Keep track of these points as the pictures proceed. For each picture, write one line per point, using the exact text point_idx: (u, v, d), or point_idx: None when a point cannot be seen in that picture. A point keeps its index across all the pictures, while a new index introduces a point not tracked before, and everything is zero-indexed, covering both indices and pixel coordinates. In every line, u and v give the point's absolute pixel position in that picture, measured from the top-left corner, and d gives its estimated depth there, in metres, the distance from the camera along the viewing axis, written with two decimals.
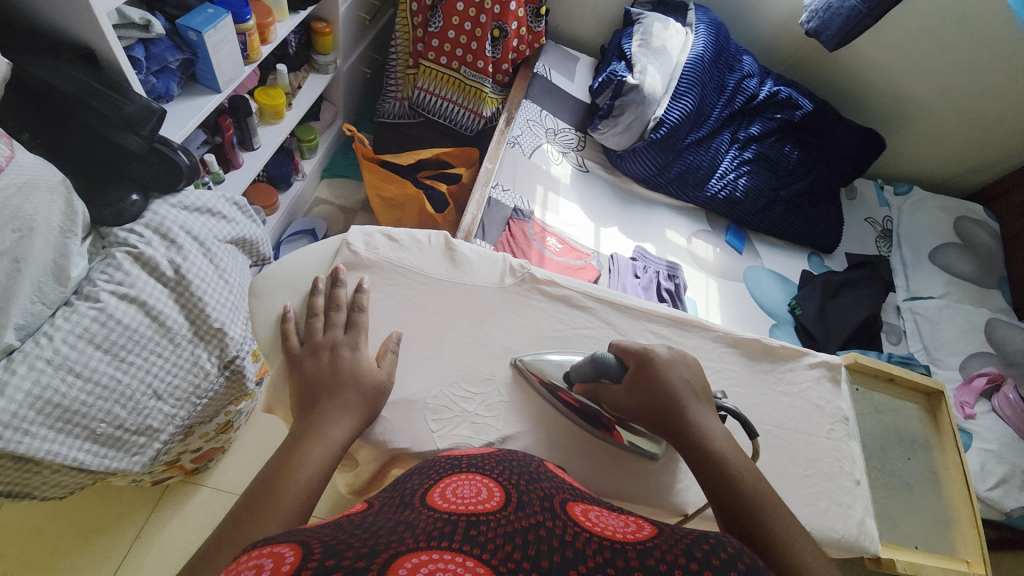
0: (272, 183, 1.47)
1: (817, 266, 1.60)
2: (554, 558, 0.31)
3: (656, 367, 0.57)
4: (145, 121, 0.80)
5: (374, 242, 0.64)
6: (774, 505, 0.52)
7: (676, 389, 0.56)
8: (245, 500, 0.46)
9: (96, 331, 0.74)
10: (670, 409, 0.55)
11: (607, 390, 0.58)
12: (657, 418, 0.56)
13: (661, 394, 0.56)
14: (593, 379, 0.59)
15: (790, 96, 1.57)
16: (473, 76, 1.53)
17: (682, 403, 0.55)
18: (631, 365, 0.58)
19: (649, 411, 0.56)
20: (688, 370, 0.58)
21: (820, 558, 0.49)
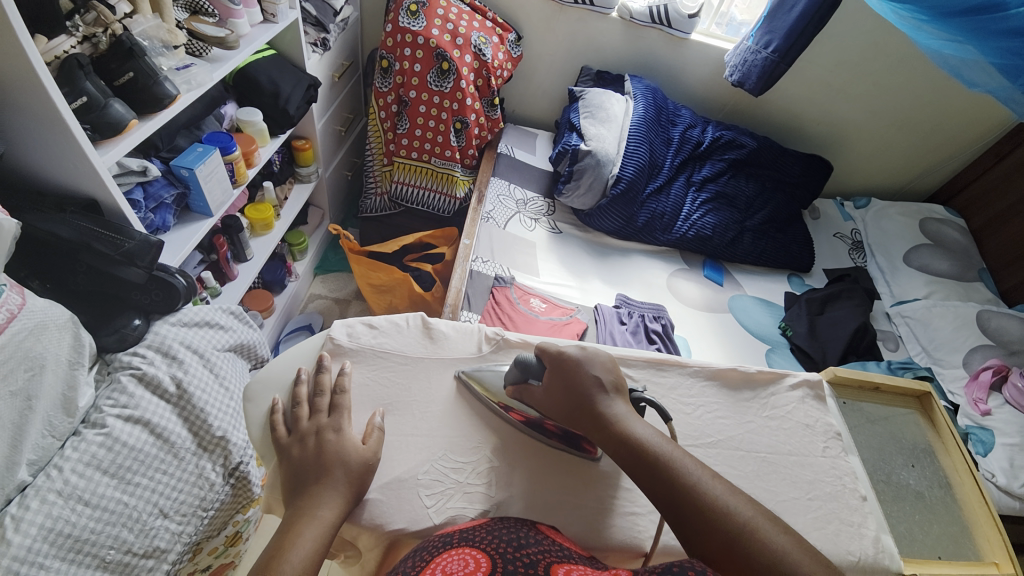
0: (267, 288, 1.56)
1: (799, 286, 1.66)
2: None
3: (568, 367, 0.62)
4: (144, 254, 0.87)
5: (356, 331, 0.69)
6: (708, 479, 0.54)
7: (587, 384, 0.61)
8: None
9: (103, 457, 0.77)
10: (580, 402, 0.60)
11: (534, 393, 0.64)
12: (574, 415, 0.60)
13: (576, 393, 0.61)
14: (521, 381, 0.64)
15: (732, 138, 1.72)
16: (443, 164, 1.67)
17: (585, 393, 0.60)
18: (549, 364, 0.64)
19: (566, 408, 0.61)
20: (601, 366, 0.63)
21: (758, 515, 0.51)
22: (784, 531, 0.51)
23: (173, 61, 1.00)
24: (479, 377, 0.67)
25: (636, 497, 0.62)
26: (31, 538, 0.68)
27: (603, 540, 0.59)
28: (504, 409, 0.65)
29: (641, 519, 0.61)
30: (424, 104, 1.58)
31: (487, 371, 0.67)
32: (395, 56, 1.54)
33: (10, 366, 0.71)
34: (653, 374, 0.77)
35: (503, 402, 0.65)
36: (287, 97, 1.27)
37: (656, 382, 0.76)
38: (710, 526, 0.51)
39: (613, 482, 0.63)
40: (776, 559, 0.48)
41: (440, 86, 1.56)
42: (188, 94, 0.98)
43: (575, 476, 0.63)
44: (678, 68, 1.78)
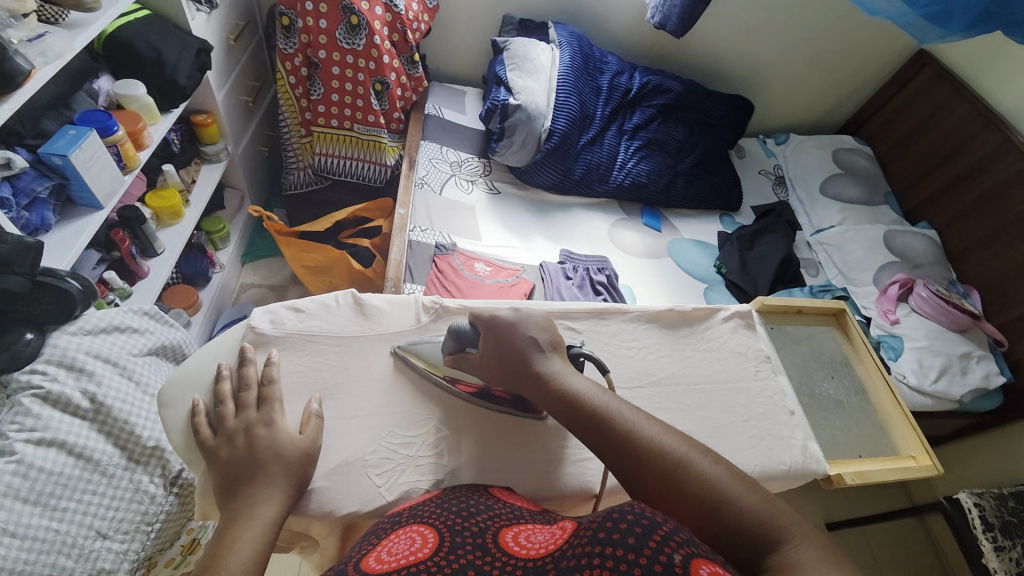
0: (188, 283, 1.43)
1: (730, 224, 1.74)
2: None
3: (502, 329, 0.62)
4: (21, 258, 0.76)
5: (280, 318, 0.65)
6: (642, 421, 0.55)
7: (521, 345, 0.61)
8: None
9: (20, 485, 0.71)
10: (515, 364, 0.60)
11: (471, 359, 0.63)
12: (512, 377, 0.60)
13: (511, 356, 0.61)
14: (459, 350, 0.64)
15: (659, 83, 1.72)
16: (367, 130, 1.56)
17: (520, 354, 0.60)
18: (483, 330, 0.63)
19: (503, 373, 0.61)
20: (536, 326, 0.63)
21: (691, 449, 0.52)
22: (717, 461, 0.52)
23: (24, 32, 0.85)
24: (416, 352, 0.65)
25: (586, 444, 0.64)
26: None
27: (558, 488, 0.62)
28: (452, 381, 0.64)
29: (592, 464, 0.64)
30: (337, 65, 1.45)
31: (425, 344, 0.66)
32: (297, 12, 1.39)
33: None
34: (595, 323, 0.78)
35: (440, 373, 0.64)
36: (173, 65, 1.11)
37: (599, 331, 0.77)
38: (645, 465, 0.52)
39: (560, 434, 0.65)
40: (709, 488, 0.49)
41: (352, 44, 1.43)
42: (46, 69, 0.83)
43: (525, 434, 0.64)
44: (601, 12, 1.73)
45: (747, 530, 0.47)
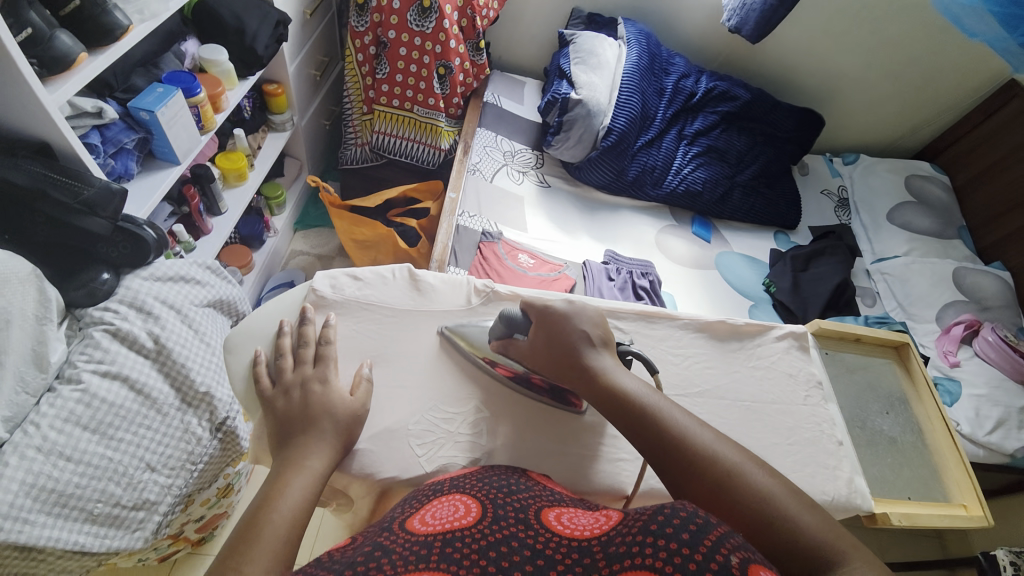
0: (245, 244, 1.50)
1: (785, 243, 1.66)
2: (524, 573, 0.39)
3: (554, 320, 0.62)
4: (107, 203, 0.81)
5: (339, 283, 0.67)
6: (693, 425, 0.55)
7: (573, 337, 0.61)
8: (245, 522, 0.46)
9: (82, 413, 0.75)
10: (565, 356, 0.60)
11: (519, 346, 0.63)
12: (560, 368, 0.60)
13: (562, 346, 0.61)
14: (507, 336, 0.64)
15: (726, 89, 1.66)
16: (426, 113, 1.59)
17: (571, 346, 0.60)
18: (534, 319, 0.63)
19: (552, 363, 0.61)
20: (590, 321, 0.63)
21: (742, 458, 0.53)
22: (768, 473, 0.52)
23: None
24: (463, 334, 0.66)
25: (622, 445, 0.64)
26: (12, 494, 0.67)
27: (591, 485, 0.61)
28: (489, 363, 0.65)
29: (627, 465, 0.63)
30: (405, 47, 1.48)
31: (472, 327, 0.66)
32: None
33: None
34: (643, 326, 0.78)
35: (485, 356, 0.65)
36: (253, 34, 1.16)
37: (646, 334, 0.77)
38: (695, 468, 0.52)
39: (599, 431, 0.64)
40: (760, 499, 0.49)
41: (421, 26, 1.45)
42: (141, 25, 0.88)
43: (563, 427, 0.64)
44: (673, 12, 1.69)
45: (797, 544, 0.47)
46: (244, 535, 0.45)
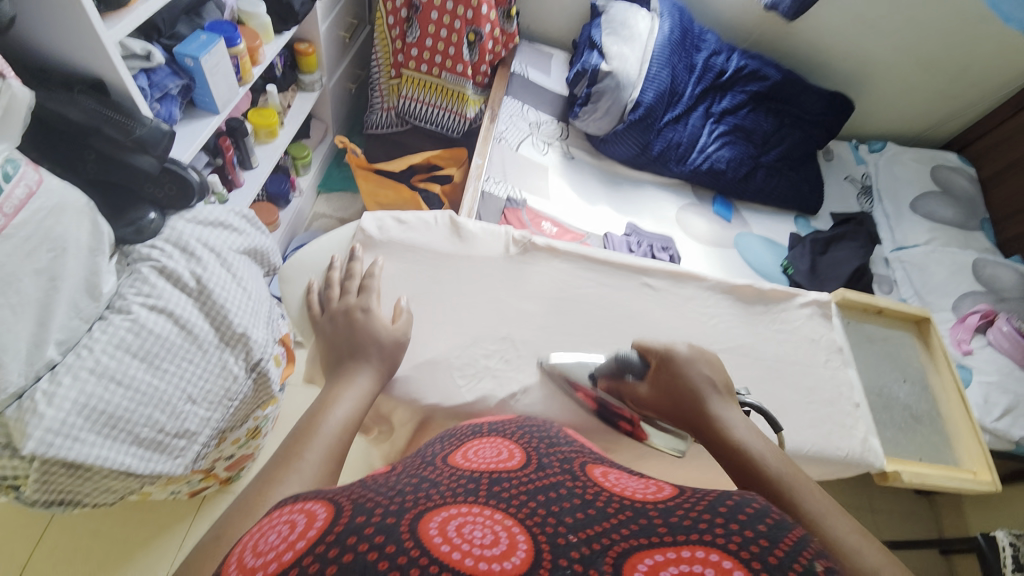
0: (272, 202, 1.53)
1: (805, 227, 1.66)
2: (576, 515, 0.36)
3: (678, 364, 0.57)
4: (157, 142, 0.85)
5: (385, 225, 0.73)
6: (827, 508, 0.46)
7: (700, 387, 0.55)
8: (297, 430, 0.49)
9: (132, 341, 0.79)
10: (689, 404, 0.55)
11: (631, 387, 0.60)
12: (678, 415, 0.56)
13: (687, 395, 0.55)
14: (618, 375, 0.61)
15: (756, 68, 1.65)
16: (454, 80, 1.60)
17: (699, 396, 0.55)
18: (654, 363, 0.59)
19: (672, 409, 0.56)
20: (711, 364, 0.58)
21: (889, 567, 0.42)
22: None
23: None
24: (565, 369, 0.65)
25: None
26: (64, 412, 0.71)
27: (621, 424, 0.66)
28: (574, 387, 0.65)
29: None
30: (436, 10, 1.47)
31: (575, 363, 0.66)
32: None
33: (33, 245, 0.70)
34: (672, 284, 0.81)
35: (577, 382, 0.64)
36: None
37: (674, 293, 0.79)
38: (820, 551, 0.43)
39: None
40: None
41: None
42: None
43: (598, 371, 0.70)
44: None
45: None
46: (301, 435, 0.48)
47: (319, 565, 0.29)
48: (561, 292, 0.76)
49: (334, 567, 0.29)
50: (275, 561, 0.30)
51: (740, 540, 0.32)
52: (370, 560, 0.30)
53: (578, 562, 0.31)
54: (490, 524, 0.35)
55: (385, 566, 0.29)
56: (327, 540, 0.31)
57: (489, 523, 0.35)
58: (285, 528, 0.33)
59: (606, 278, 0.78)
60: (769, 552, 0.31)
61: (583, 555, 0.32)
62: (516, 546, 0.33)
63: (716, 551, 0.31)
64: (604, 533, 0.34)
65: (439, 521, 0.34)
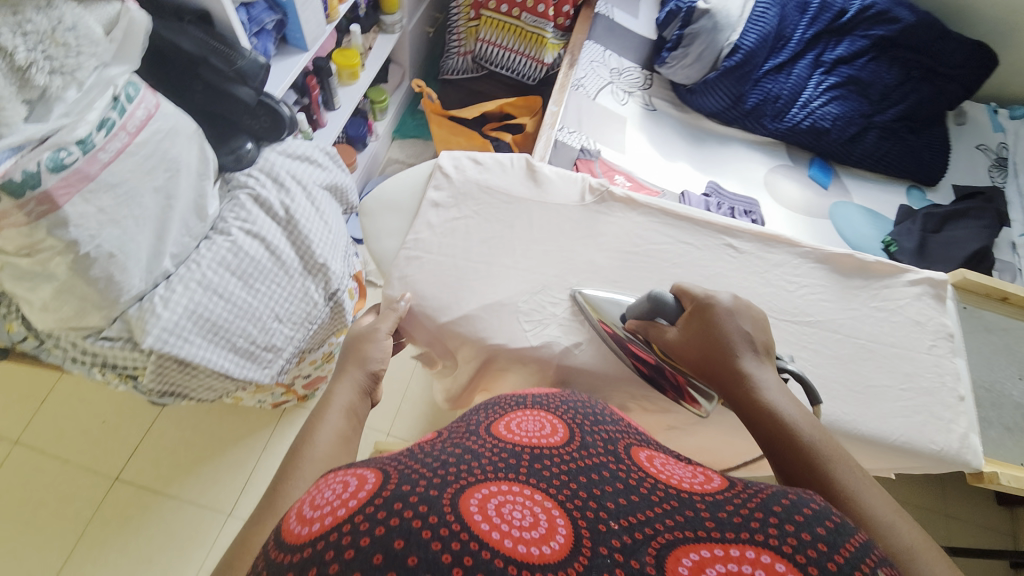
0: (350, 144, 1.58)
1: (918, 200, 1.44)
2: (619, 501, 0.38)
3: (714, 313, 0.59)
4: (256, 75, 0.89)
5: (462, 165, 0.75)
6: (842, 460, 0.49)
7: (732, 338, 0.57)
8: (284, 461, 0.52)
9: (231, 260, 0.87)
10: (718, 353, 0.57)
11: (660, 330, 0.61)
12: (706, 362, 0.58)
13: (717, 344, 0.57)
14: (648, 316, 0.62)
15: (885, 9, 1.43)
16: (533, 21, 1.53)
17: (730, 347, 0.57)
18: (689, 309, 0.60)
19: (700, 356, 0.58)
20: (752, 321, 0.59)
21: (892, 514, 0.46)
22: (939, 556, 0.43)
23: None
24: (597, 306, 0.66)
25: None
26: (177, 316, 0.81)
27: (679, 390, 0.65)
28: (603, 326, 0.65)
29: None
30: None
31: (607, 300, 0.66)
32: None
33: (152, 163, 0.77)
34: (759, 248, 0.75)
35: (608, 322, 0.65)
36: None
37: (760, 257, 0.74)
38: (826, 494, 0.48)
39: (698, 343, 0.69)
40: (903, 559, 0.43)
41: None
42: None
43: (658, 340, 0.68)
44: None
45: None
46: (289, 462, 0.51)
47: (371, 527, 0.31)
48: (635, 246, 0.73)
49: (384, 528, 0.31)
50: (329, 516, 0.33)
51: (795, 545, 0.33)
52: (416, 527, 0.31)
53: (620, 551, 0.33)
54: (530, 504, 0.36)
55: (431, 536, 0.31)
56: (377, 503, 0.33)
57: (528, 503, 0.36)
58: (338, 489, 0.36)
59: (685, 235, 0.74)
60: (829, 559, 0.31)
61: (625, 542, 0.34)
62: (556, 530, 0.34)
63: (767, 551, 0.32)
64: (647, 523, 0.36)
65: (480, 499, 0.35)
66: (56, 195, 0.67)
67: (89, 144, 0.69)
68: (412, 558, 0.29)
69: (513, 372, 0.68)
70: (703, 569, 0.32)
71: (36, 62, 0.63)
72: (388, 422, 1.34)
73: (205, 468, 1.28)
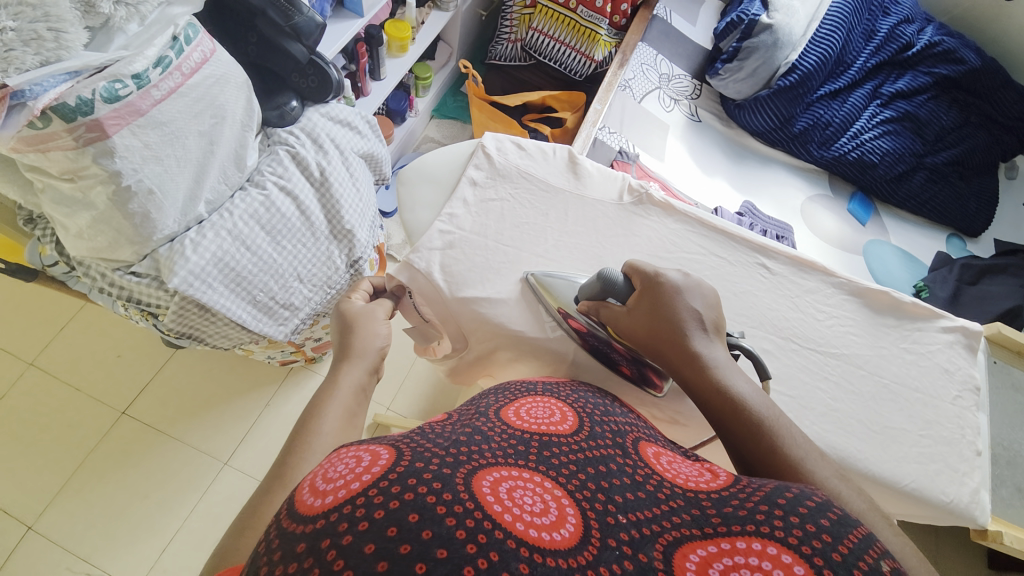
0: (389, 117, 1.58)
1: (958, 249, 1.39)
2: (628, 495, 0.38)
3: (663, 290, 0.58)
4: (311, 33, 0.90)
5: (505, 148, 0.75)
6: (786, 429, 0.51)
7: (682, 316, 0.57)
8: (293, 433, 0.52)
9: (263, 215, 0.88)
10: (668, 333, 0.56)
11: (612, 310, 0.60)
12: (657, 341, 0.57)
13: (667, 323, 0.57)
14: (601, 298, 0.61)
15: (952, 48, 1.39)
16: (590, 16, 1.52)
17: (679, 326, 0.56)
18: (639, 286, 0.60)
19: (652, 336, 0.57)
20: (702, 300, 0.59)
21: (837, 479, 0.48)
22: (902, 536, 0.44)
23: None
24: (550, 288, 0.65)
25: None
26: (203, 262, 0.82)
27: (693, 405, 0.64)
28: (564, 315, 0.64)
29: None
30: None
31: (559, 281, 0.65)
32: None
33: (200, 108, 0.78)
34: (793, 272, 0.73)
35: (565, 309, 0.64)
36: None
37: (793, 281, 0.72)
38: (780, 471, 0.48)
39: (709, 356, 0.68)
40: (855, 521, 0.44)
41: None
42: None
43: None
44: None
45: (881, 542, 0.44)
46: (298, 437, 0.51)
47: (386, 501, 0.30)
48: (667, 252, 0.72)
49: (399, 502, 0.30)
50: (343, 488, 0.32)
51: (800, 536, 0.32)
52: (431, 504, 0.30)
53: (629, 545, 0.33)
54: (540, 492, 0.36)
55: (445, 511, 0.30)
56: (391, 478, 0.32)
57: (539, 490, 0.36)
58: (354, 460, 0.35)
59: (720, 250, 0.73)
60: (833, 550, 0.31)
61: (633, 537, 0.34)
62: (566, 518, 0.34)
63: (773, 543, 0.32)
64: (655, 521, 0.36)
65: (492, 481, 0.35)
66: (106, 124, 0.68)
67: (144, 79, 0.70)
68: (428, 532, 0.29)
69: (524, 362, 0.67)
70: (710, 564, 0.32)
71: None
72: (389, 396, 1.35)
73: (209, 415, 1.30)
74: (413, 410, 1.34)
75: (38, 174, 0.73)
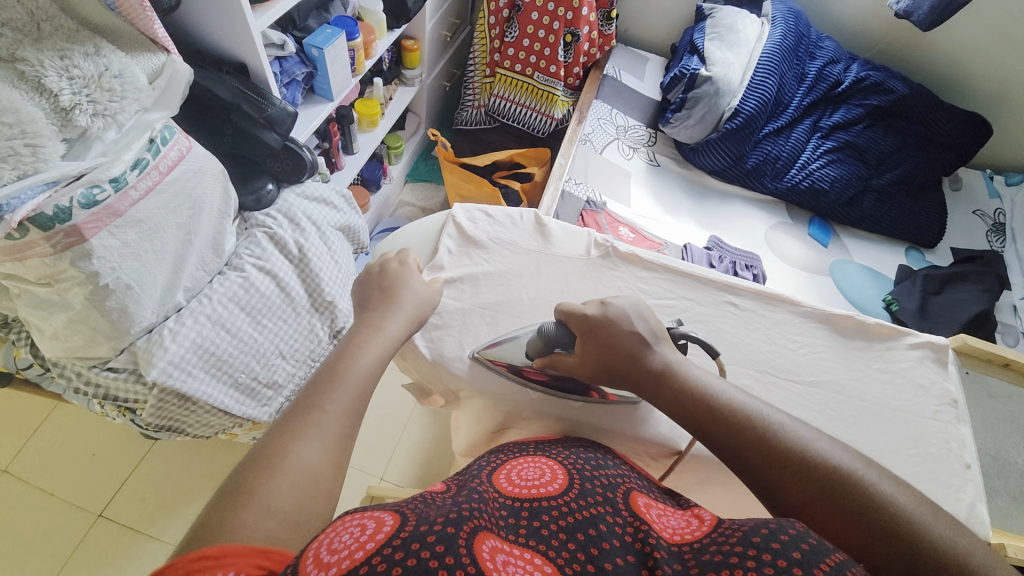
0: (365, 186, 1.64)
1: (917, 261, 1.46)
2: (617, 558, 0.38)
3: (601, 332, 0.61)
4: (284, 122, 0.95)
5: (475, 217, 0.78)
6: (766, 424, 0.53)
7: (624, 340, 0.60)
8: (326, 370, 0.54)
9: (242, 296, 0.89)
10: (618, 357, 0.60)
11: (564, 360, 0.63)
12: (613, 372, 0.60)
13: (613, 355, 0.60)
14: (548, 351, 0.64)
15: (879, 81, 1.52)
16: (546, 80, 1.64)
17: (626, 351, 0.60)
18: (577, 331, 0.62)
19: (608, 372, 0.60)
20: (640, 316, 0.62)
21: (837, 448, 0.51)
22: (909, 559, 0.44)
23: None
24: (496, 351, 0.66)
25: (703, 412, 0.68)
26: (182, 349, 0.81)
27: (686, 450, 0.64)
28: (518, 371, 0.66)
29: None
30: (537, 11, 1.53)
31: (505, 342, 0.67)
32: None
33: (178, 201, 0.81)
34: (761, 306, 0.76)
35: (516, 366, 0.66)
36: None
37: (762, 314, 0.75)
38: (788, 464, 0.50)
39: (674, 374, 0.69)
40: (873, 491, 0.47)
41: None
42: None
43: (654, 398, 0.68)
44: None
45: (909, 552, 0.44)
46: (329, 376, 0.54)
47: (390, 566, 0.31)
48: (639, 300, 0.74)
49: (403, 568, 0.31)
50: (346, 560, 0.32)
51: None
52: (434, 567, 0.31)
53: None
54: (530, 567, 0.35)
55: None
56: (394, 544, 0.33)
57: (529, 566, 0.35)
58: (354, 530, 0.35)
59: (690, 292, 0.76)
60: None
61: None
62: None
63: None
64: None
65: (489, 548, 0.35)
66: (84, 229, 0.70)
67: (122, 182, 0.73)
68: None
69: (512, 422, 0.67)
70: None
71: (79, 105, 0.67)
72: (381, 466, 1.31)
73: (194, 505, 1.24)
74: (408, 478, 1.30)
75: (13, 281, 0.73)
